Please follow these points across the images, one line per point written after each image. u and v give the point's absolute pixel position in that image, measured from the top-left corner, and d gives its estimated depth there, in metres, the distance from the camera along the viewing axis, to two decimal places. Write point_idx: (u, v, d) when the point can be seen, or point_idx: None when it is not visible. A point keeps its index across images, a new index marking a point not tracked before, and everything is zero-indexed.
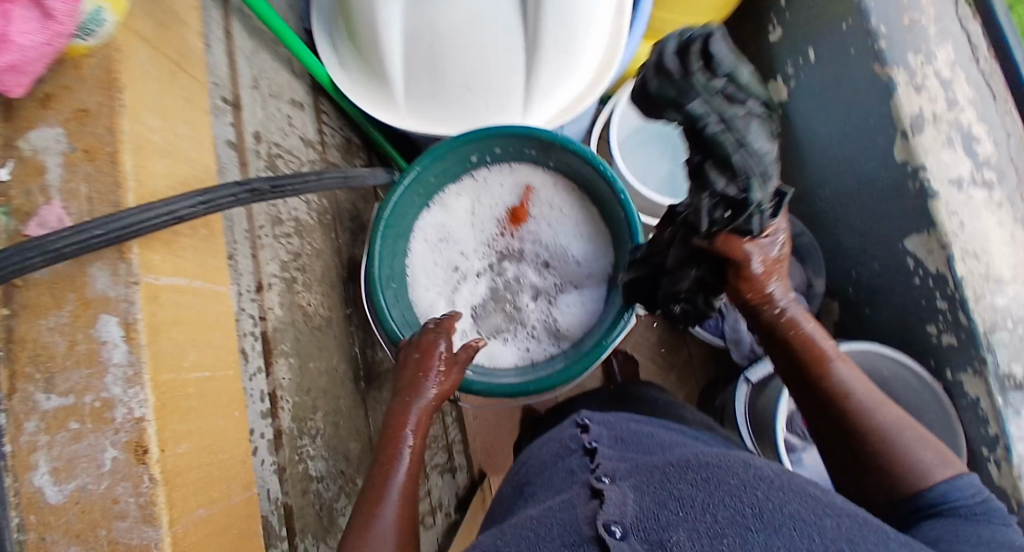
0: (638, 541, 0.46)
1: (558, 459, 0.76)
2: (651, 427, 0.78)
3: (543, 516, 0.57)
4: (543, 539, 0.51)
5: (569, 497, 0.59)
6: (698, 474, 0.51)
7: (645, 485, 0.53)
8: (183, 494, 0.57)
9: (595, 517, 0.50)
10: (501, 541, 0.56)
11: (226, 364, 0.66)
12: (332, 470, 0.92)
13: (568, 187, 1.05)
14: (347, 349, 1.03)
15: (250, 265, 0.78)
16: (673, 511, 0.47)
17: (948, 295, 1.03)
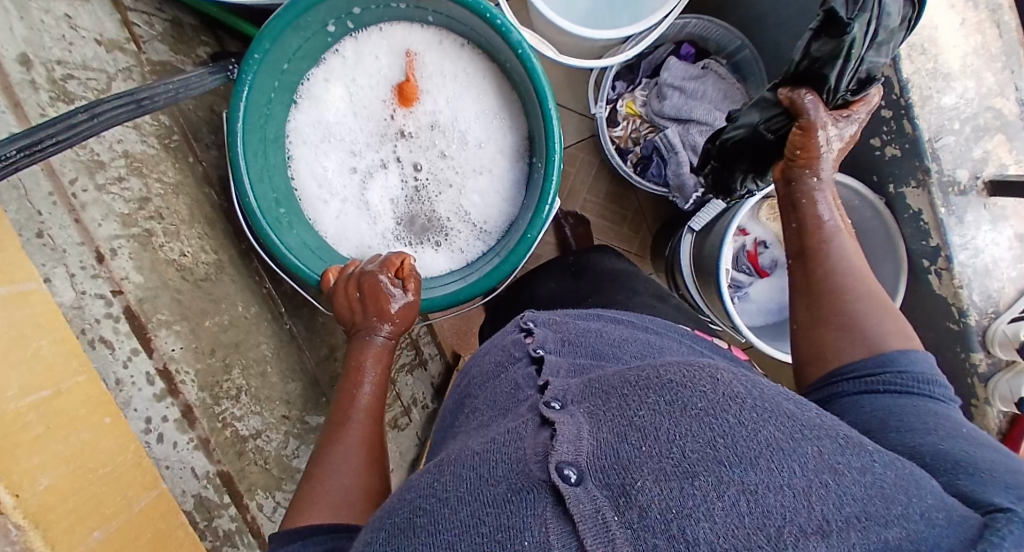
0: (593, 486, 0.31)
1: (497, 371, 0.55)
2: (596, 322, 0.61)
3: (482, 452, 0.37)
4: (470, 507, 0.34)
5: (515, 425, 0.39)
6: (662, 388, 0.35)
7: (598, 403, 0.37)
8: (66, 527, 0.48)
9: (545, 458, 0.33)
10: (435, 488, 0.37)
11: (68, 373, 0.52)
12: (276, 420, 0.81)
13: (457, 44, 0.88)
14: (255, 289, 0.89)
15: (74, 233, 0.63)
16: (632, 446, 0.32)
17: (892, 102, 0.94)
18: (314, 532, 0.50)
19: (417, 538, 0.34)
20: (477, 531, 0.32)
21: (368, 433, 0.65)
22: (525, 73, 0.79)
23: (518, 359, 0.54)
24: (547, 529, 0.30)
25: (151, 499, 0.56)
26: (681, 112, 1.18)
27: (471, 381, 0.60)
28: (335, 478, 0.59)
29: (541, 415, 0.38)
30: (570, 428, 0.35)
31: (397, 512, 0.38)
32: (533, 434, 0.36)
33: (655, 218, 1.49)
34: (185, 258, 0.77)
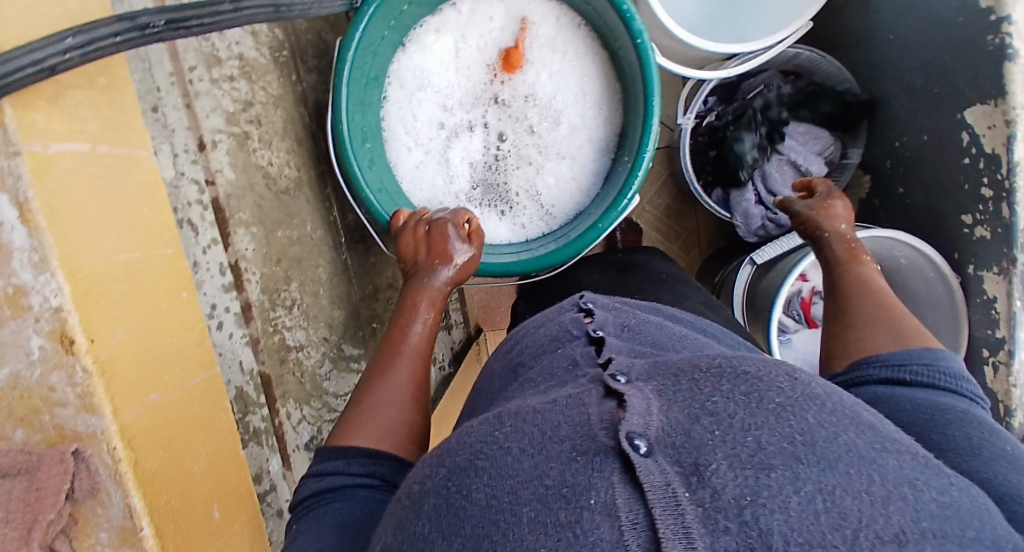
0: (666, 460, 0.33)
1: (554, 342, 0.56)
2: (657, 317, 0.62)
3: (544, 411, 0.40)
4: (534, 459, 0.35)
5: (577, 391, 0.41)
6: (738, 385, 0.37)
7: (669, 386, 0.39)
8: (126, 382, 0.49)
9: (614, 426, 0.35)
10: (500, 434, 0.38)
11: (160, 243, 0.56)
12: (318, 339, 0.84)
13: (574, 23, 0.88)
14: (325, 215, 0.92)
15: (184, 118, 0.67)
16: (708, 428, 0.34)
17: (996, 181, 0.91)
18: (358, 454, 0.53)
19: (479, 479, 0.36)
20: (539, 483, 0.34)
21: (414, 370, 0.63)
22: (639, 68, 0.79)
23: (577, 337, 0.54)
24: (614, 489, 0.32)
25: (205, 379, 0.58)
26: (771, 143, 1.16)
27: (524, 343, 0.61)
28: (381, 415, 0.57)
29: (604, 385, 0.41)
30: (642, 402, 0.37)
31: (458, 452, 0.39)
32: (595, 400, 0.39)
33: (711, 243, 1.48)
34: (272, 167, 0.80)
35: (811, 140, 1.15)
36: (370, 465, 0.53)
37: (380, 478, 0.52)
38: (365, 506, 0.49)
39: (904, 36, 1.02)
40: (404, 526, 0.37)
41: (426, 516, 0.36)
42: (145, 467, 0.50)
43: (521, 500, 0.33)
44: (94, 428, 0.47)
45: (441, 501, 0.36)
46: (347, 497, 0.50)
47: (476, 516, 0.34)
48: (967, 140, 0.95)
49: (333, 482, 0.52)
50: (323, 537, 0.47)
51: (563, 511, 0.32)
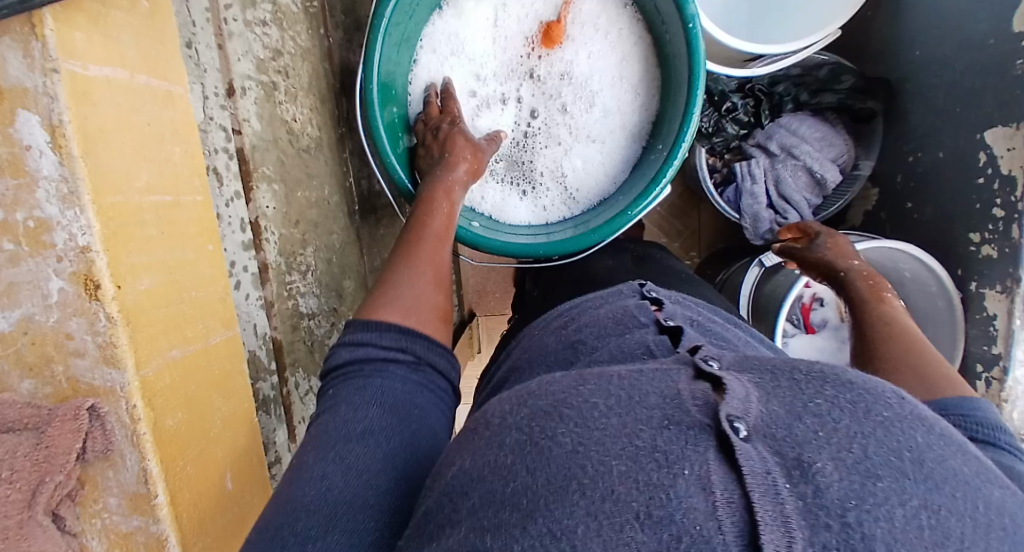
0: (765, 449, 0.29)
1: (618, 328, 0.53)
2: (721, 319, 0.60)
3: (629, 377, 0.36)
4: (622, 418, 0.32)
5: (662, 367, 0.38)
6: (843, 388, 0.33)
7: (766, 380, 0.35)
8: (151, 334, 0.45)
9: (711, 406, 0.32)
10: (590, 387, 0.35)
11: (189, 188, 0.51)
12: (327, 309, 0.80)
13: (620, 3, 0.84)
14: (341, 180, 0.88)
15: (216, 59, 0.62)
16: (811, 425, 0.30)
17: (1009, 202, 0.93)
18: (388, 325, 0.53)
19: (563, 424, 0.33)
20: (629, 442, 0.30)
21: (429, 256, 0.63)
22: (687, 57, 0.76)
23: (646, 325, 0.52)
24: (707, 465, 0.28)
25: (225, 338, 0.54)
26: (787, 149, 1.14)
27: (580, 320, 0.58)
28: (403, 285, 0.58)
29: (695, 367, 0.38)
30: (741, 389, 0.33)
31: (548, 392, 0.36)
32: (684, 379, 0.36)
33: (711, 244, 1.48)
34: (295, 123, 0.75)
35: (827, 147, 1.14)
36: (403, 339, 0.53)
37: (414, 355, 0.53)
38: (406, 387, 0.50)
39: (932, 54, 1.03)
40: (480, 454, 0.34)
41: (508, 447, 0.33)
42: (164, 428, 0.46)
43: (610, 453, 0.30)
44: (114, 383, 0.43)
45: (524, 440, 0.33)
46: (384, 374, 0.51)
47: (561, 459, 0.30)
48: (983, 160, 0.97)
49: (362, 355, 0.52)
50: (369, 416, 0.47)
51: (657, 472, 0.28)
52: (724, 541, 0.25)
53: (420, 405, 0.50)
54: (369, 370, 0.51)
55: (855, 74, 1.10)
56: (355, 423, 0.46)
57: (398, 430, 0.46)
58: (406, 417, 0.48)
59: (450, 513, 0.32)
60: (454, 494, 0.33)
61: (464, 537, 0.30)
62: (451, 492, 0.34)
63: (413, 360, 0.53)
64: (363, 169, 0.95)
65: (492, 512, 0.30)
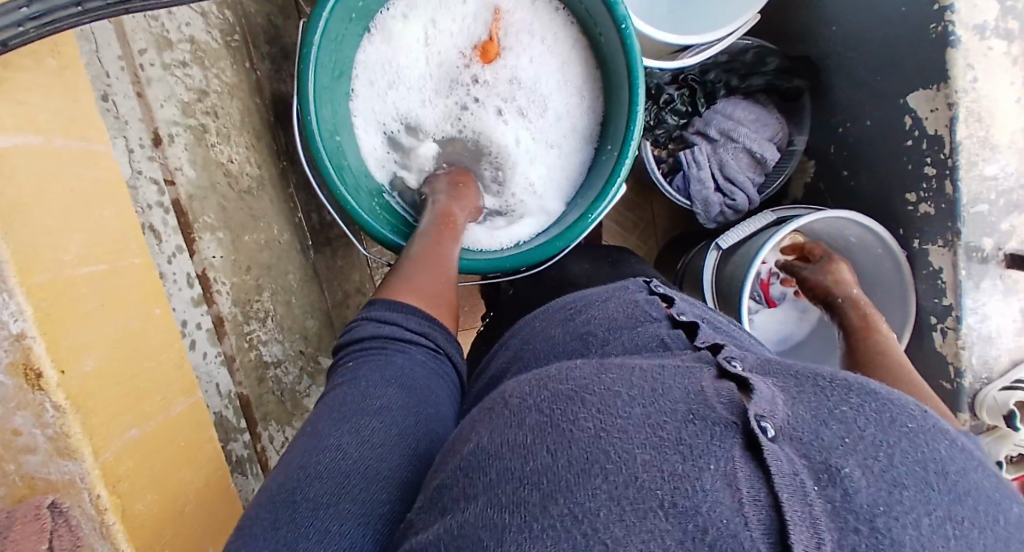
0: (793, 451, 0.30)
1: (630, 322, 0.53)
2: (729, 321, 0.60)
3: (653, 373, 0.37)
4: (646, 410, 0.33)
5: (685, 366, 0.39)
6: (868, 396, 0.34)
7: (791, 384, 0.36)
8: (105, 416, 0.42)
9: (738, 406, 0.33)
10: (618, 381, 0.36)
11: (126, 251, 0.47)
12: (293, 353, 0.76)
13: (551, 7, 0.85)
14: (290, 217, 0.85)
15: (137, 108, 0.58)
16: (836, 432, 0.31)
17: (938, 160, 0.98)
18: (417, 311, 0.59)
19: (585, 413, 0.33)
20: (654, 433, 0.31)
21: (441, 261, 0.68)
22: (623, 55, 0.76)
23: (659, 320, 0.53)
24: (733, 462, 0.29)
25: (188, 406, 0.51)
26: (726, 134, 1.17)
27: (587, 311, 0.57)
28: (424, 282, 0.63)
29: (718, 366, 0.38)
30: (767, 390, 0.34)
31: (569, 379, 0.37)
32: (709, 377, 0.37)
33: (666, 232, 1.50)
34: (233, 164, 0.71)
35: (761, 128, 1.17)
36: (426, 325, 0.58)
37: (433, 342, 0.58)
38: (419, 368, 0.54)
39: (851, 27, 1.08)
40: (500, 432, 0.34)
41: (527, 428, 0.33)
42: (133, 513, 0.43)
43: (636, 442, 0.31)
44: (73, 475, 0.40)
45: (544, 422, 0.33)
46: (404, 355, 0.54)
47: (583, 443, 0.31)
48: (910, 123, 1.02)
49: (386, 334, 0.55)
50: (387, 390, 0.50)
51: (683, 464, 0.29)
52: (750, 536, 0.26)
53: (432, 389, 0.53)
54: (392, 350, 0.54)
55: (778, 55, 1.14)
56: (373, 397, 0.49)
57: (411, 404, 0.49)
58: (421, 394, 0.51)
59: (461, 489, 0.32)
60: (468, 469, 0.33)
61: (481, 509, 0.30)
62: (465, 469, 0.33)
63: (431, 348, 0.57)
64: (311, 202, 0.92)
65: (508, 488, 0.30)
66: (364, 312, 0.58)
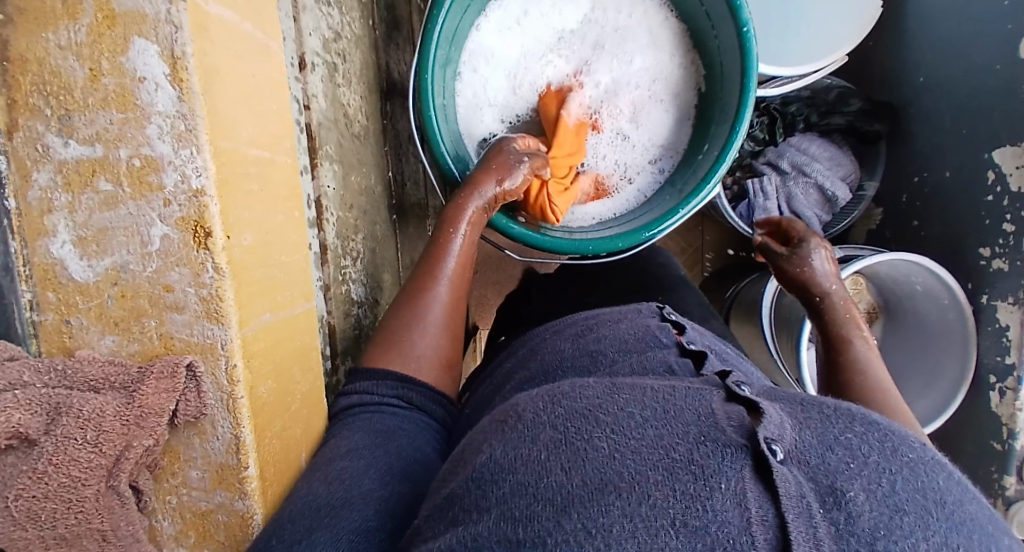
0: (800, 474, 0.29)
1: (639, 346, 0.52)
2: (732, 349, 0.60)
3: (661, 391, 0.35)
4: (658, 430, 0.31)
5: (694, 386, 0.38)
6: (873, 426, 0.32)
7: (796, 408, 0.34)
8: (253, 291, 0.42)
9: (746, 426, 0.31)
10: (625, 402, 0.34)
11: (284, 149, 0.49)
12: (372, 299, 0.77)
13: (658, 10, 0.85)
14: (382, 171, 0.86)
15: (292, 32, 0.60)
16: (843, 456, 0.30)
17: (1020, 217, 0.97)
18: (387, 374, 0.56)
19: (596, 431, 0.32)
20: (665, 453, 0.30)
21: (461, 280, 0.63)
22: (738, 59, 0.78)
23: (667, 345, 0.52)
24: (742, 481, 0.28)
25: (307, 310, 0.51)
26: (798, 167, 1.16)
27: (597, 331, 0.56)
28: (413, 334, 0.58)
29: (727, 388, 0.37)
30: (775, 413, 0.32)
31: (580, 394, 0.35)
32: (718, 400, 0.34)
33: (713, 262, 1.49)
34: (349, 108, 0.74)
35: (835, 166, 1.17)
36: (400, 388, 0.56)
37: (409, 402, 0.55)
38: (400, 422, 0.53)
39: (938, 79, 1.09)
40: (511, 445, 0.33)
41: (542, 444, 0.32)
42: (258, 395, 0.42)
43: (646, 461, 0.29)
44: (215, 340, 0.40)
45: (558, 439, 0.32)
46: (380, 414, 0.54)
47: (596, 462, 0.30)
48: (992, 178, 1.02)
49: (358, 401, 0.55)
50: (357, 439, 0.50)
51: (694, 484, 0.28)
52: None
53: (408, 432, 0.52)
54: (367, 412, 0.54)
55: (860, 97, 1.16)
56: (345, 445, 0.49)
57: (388, 450, 0.49)
58: (395, 438, 0.51)
59: (469, 502, 0.32)
60: (480, 480, 0.32)
61: (489, 525, 0.29)
62: (476, 479, 0.32)
63: (406, 403, 0.55)
64: (398, 165, 0.93)
65: (521, 502, 0.29)
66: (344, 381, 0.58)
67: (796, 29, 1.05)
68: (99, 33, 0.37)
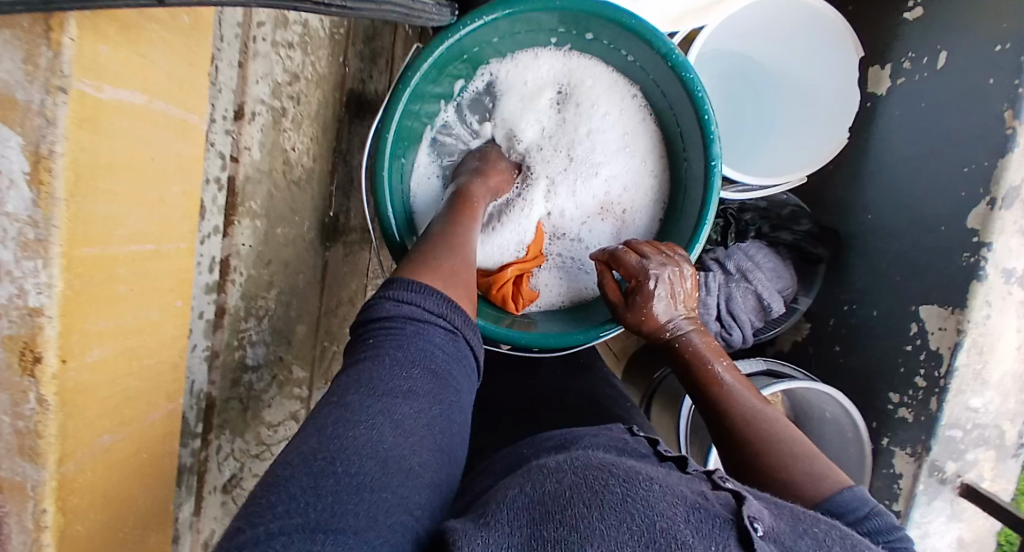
0: (779, 549, 0.32)
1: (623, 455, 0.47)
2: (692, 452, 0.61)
3: (657, 472, 0.38)
4: (664, 488, 0.34)
5: (681, 474, 0.41)
6: (834, 527, 0.37)
7: (772, 504, 0.39)
8: (87, 418, 0.36)
9: (733, 505, 0.35)
10: (645, 471, 0.36)
11: (176, 236, 0.43)
12: (274, 359, 0.71)
13: (642, 110, 0.78)
14: (320, 212, 0.77)
15: (233, 79, 0.54)
16: (812, 544, 0.34)
17: (932, 377, 0.99)
18: (432, 290, 0.48)
19: (610, 481, 0.34)
20: (670, 507, 0.32)
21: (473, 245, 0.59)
22: (700, 195, 0.73)
23: (647, 454, 0.48)
24: (729, 547, 0.31)
25: (165, 414, 0.45)
26: (742, 271, 1.10)
27: (580, 441, 0.50)
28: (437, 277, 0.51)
29: (711, 477, 0.40)
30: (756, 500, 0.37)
31: (591, 458, 0.38)
32: (707, 485, 0.38)
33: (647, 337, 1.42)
34: (293, 152, 0.66)
35: (775, 278, 1.11)
36: (445, 307, 0.47)
37: (453, 327, 0.47)
38: (443, 353, 0.45)
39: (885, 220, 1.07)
40: (530, 484, 0.35)
41: (565, 483, 0.34)
42: (71, 534, 0.37)
43: (658, 508, 0.32)
44: (25, 478, 0.34)
45: (580, 481, 0.34)
46: (426, 337, 0.45)
47: (614, 502, 0.32)
48: (915, 329, 1.02)
49: (403, 313, 0.45)
50: (412, 377, 0.42)
51: (692, 538, 0.31)
52: None
53: (455, 381, 0.45)
54: (411, 330, 0.45)
55: (811, 219, 1.13)
56: (396, 382, 0.41)
57: (440, 401, 0.43)
58: (446, 386, 0.44)
59: (491, 518, 0.33)
60: (490, 517, 0.33)
61: (515, 545, 0.30)
62: (491, 512, 0.33)
63: (449, 329, 0.47)
64: (344, 203, 0.82)
65: (546, 528, 0.31)
66: (382, 288, 0.48)
67: (772, 145, 1.01)
68: None
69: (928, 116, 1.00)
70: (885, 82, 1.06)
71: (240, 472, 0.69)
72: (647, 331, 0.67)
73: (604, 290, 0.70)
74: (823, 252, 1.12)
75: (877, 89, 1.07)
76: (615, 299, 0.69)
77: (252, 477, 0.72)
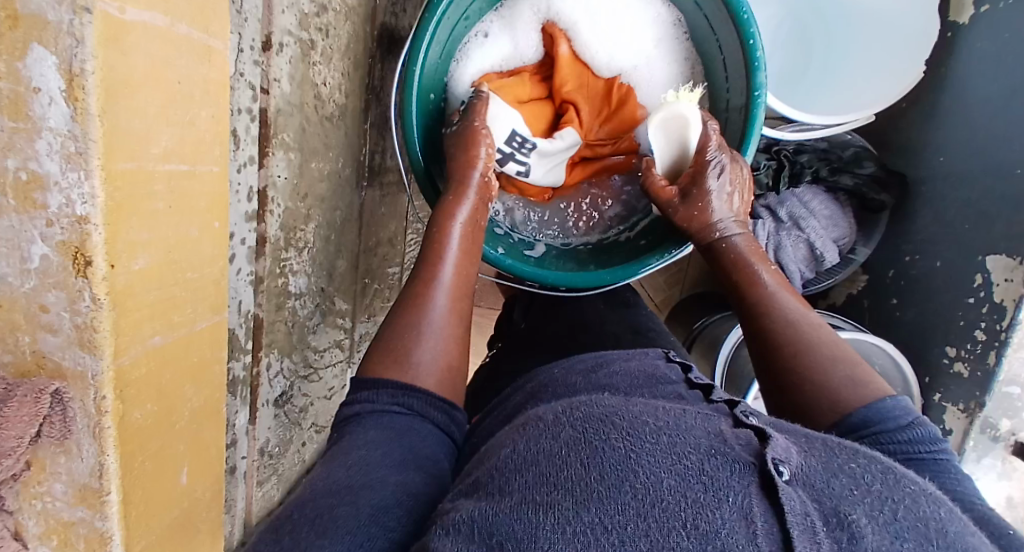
0: (804, 494, 0.30)
1: (650, 383, 0.48)
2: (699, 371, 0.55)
3: (667, 410, 0.37)
4: (672, 438, 0.33)
5: (699, 411, 0.39)
6: (876, 463, 0.34)
7: (801, 441, 0.36)
8: (136, 319, 0.41)
9: (754, 446, 0.33)
10: (656, 420, 0.34)
11: (207, 158, 0.45)
12: (315, 289, 0.75)
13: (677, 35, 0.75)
14: (356, 150, 0.78)
15: (258, 10, 0.55)
16: (847, 484, 0.32)
17: (994, 331, 0.91)
18: (387, 382, 0.48)
19: (615, 437, 0.33)
20: (678, 460, 0.31)
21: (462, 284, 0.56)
22: (741, 126, 0.70)
23: (675, 381, 0.49)
24: (750, 496, 0.29)
25: (212, 324, 0.50)
26: (794, 219, 1.01)
27: (610, 366, 0.51)
28: (411, 340, 0.50)
29: (734, 418, 0.38)
30: (781, 440, 0.34)
31: (600, 405, 0.37)
32: (727, 425, 0.36)
33: (695, 284, 1.35)
34: (324, 88, 0.67)
35: (831, 226, 1.01)
36: (401, 395, 0.47)
37: (410, 410, 0.47)
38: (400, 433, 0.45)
39: (953, 163, 0.96)
40: (534, 441, 0.34)
41: (562, 440, 0.33)
42: (130, 421, 0.43)
43: (660, 464, 0.31)
44: (85, 368, 0.39)
45: (577, 437, 0.33)
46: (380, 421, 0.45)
47: (614, 459, 0.31)
48: (977, 281, 0.94)
49: (356, 407, 0.47)
50: (368, 434, 0.44)
51: (704, 493, 0.29)
52: None
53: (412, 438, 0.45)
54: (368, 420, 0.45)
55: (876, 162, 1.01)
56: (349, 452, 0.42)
57: (394, 448, 0.43)
58: (411, 438, 0.44)
59: (489, 489, 0.33)
60: (506, 472, 0.33)
61: (510, 506, 0.30)
62: (501, 468, 0.34)
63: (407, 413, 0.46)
64: (379, 142, 0.84)
65: (541, 491, 0.30)
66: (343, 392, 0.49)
67: (835, 79, 0.91)
68: (2, 33, 0.33)
69: (1014, 47, 0.88)
70: (965, 9, 0.93)
71: (290, 390, 0.76)
72: (696, 230, 0.67)
73: (654, 189, 0.70)
74: (885, 199, 1.01)
75: (958, 17, 0.94)
76: (666, 195, 0.69)
77: (301, 396, 0.79)
